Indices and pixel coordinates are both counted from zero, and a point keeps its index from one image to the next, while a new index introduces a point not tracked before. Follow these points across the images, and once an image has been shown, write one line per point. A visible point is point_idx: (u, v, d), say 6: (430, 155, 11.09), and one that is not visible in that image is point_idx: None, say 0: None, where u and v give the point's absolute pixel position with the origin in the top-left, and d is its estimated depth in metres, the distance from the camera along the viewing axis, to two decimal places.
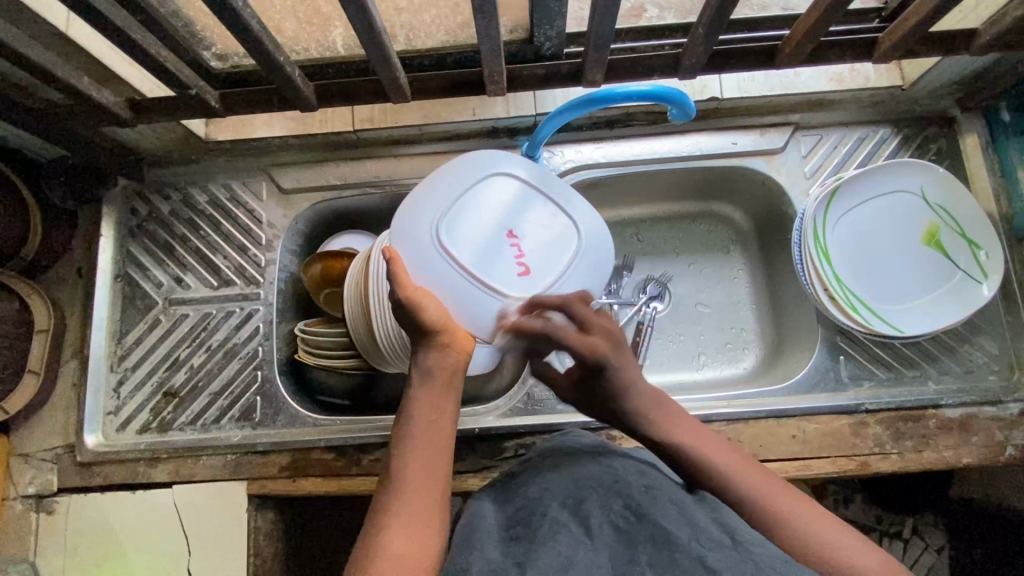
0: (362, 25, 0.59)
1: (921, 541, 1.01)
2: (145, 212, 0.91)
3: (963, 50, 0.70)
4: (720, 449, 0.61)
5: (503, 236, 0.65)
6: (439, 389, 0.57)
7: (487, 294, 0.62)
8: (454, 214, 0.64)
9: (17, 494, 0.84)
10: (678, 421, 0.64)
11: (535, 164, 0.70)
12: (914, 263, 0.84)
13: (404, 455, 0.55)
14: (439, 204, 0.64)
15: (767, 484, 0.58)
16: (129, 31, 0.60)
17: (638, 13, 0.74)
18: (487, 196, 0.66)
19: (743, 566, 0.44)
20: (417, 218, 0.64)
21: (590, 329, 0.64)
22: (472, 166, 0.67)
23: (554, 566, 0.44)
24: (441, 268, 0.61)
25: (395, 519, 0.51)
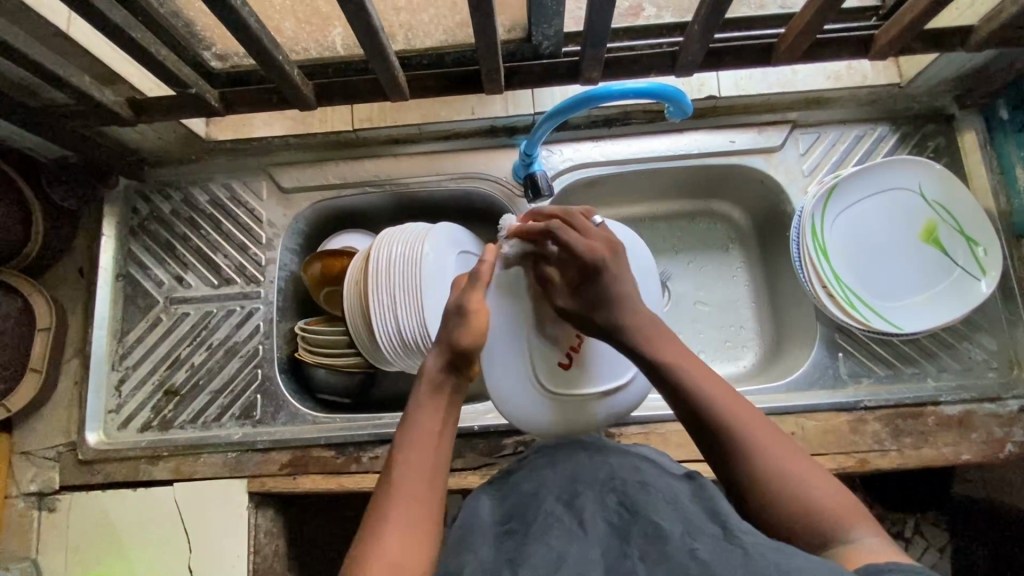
0: (361, 24, 0.59)
1: (923, 541, 1.02)
2: (146, 211, 0.92)
3: (960, 47, 0.70)
4: (700, 365, 0.60)
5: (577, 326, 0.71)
6: (445, 405, 0.59)
7: (521, 359, 0.69)
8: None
9: (20, 492, 0.84)
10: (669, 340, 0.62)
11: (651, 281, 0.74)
12: (914, 258, 0.85)
13: (404, 461, 0.55)
14: (530, 258, 0.70)
15: (745, 410, 0.56)
16: (129, 31, 0.60)
17: (636, 12, 0.73)
18: None
19: (731, 553, 0.43)
20: (536, 257, 0.70)
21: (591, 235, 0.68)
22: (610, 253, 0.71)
23: (544, 560, 0.44)
24: (512, 311, 0.69)
25: (393, 523, 0.50)
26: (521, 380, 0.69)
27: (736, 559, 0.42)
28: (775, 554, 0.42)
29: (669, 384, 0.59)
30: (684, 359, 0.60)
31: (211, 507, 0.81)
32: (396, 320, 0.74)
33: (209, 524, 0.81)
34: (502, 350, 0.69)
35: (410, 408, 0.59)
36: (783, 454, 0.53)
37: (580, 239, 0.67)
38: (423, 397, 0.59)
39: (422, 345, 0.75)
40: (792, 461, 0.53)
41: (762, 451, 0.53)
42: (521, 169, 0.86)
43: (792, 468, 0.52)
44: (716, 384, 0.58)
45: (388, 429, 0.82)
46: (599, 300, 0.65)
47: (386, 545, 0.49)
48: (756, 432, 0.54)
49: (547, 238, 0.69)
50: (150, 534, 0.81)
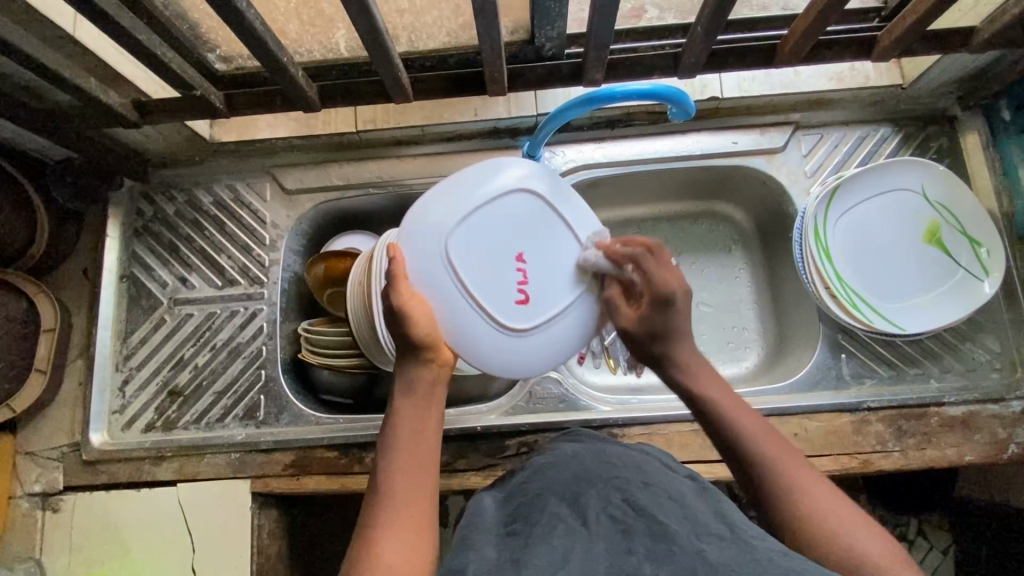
0: (365, 26, 0.59)
1: (926, 542, 1.04)
2: (150, 212, 0.92)
3: (962, 48, 0.70)
4: (751, 414, 0.59)
5: (510, 258, 0.63)
6: (425, 401, 0.58)
7: (490, 322, 0.62)
8: (483, 219, 0.62)
9: (24, 492, 0.85)
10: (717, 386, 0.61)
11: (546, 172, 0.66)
12: (916, 260, 0.85)
13: (391, 466, 0.54)
14: (476, 203, 0.62)
15: (794, 461, 0.55)
16: (135, 34, 0.60)
17: (638, 13, 0.74)
18: (517, 216, 0.64)
19: (739, 554, 0.43)
20: (432, 225, 0.61)
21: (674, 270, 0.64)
22: (487, 176, 0.63)
23: (549, 560, 0.45)
24: (443, 284, 0.60)
25: (385, 529, 0.50)
26: (497, 347, 0.63)
27: (743, 560, 0.42)
28: (784, 560, 0.42)
29: (720, 434, 0.58)
30: (735, 407, 0.59)
31: (216, 508, 0.81)
32: None
33: (213, 524, 0.81)
34: (460, 328, 0.62)
35: (391, 409, 0.58)
36: (831, 506, 0.51)
37: (660, 272, 0.63)
38: (401, 397, 0.58)
39: None
40: (846, 513, 0.51)
41: (814, 500, 0.52)
42: None
43: (834, 511, 0.51)
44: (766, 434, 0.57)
45: None
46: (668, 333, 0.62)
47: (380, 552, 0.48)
48: (808, 484, 0.52)
49: (628, 264, 0.64)
50: (154, 534, 0.81)
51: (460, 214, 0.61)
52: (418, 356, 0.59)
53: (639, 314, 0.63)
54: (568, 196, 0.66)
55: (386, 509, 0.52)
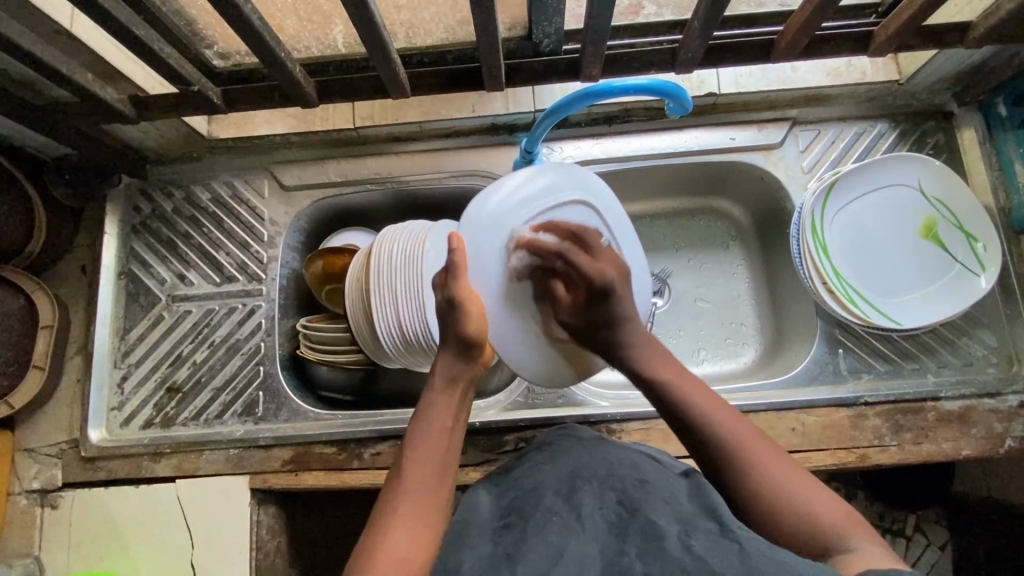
0: (362, 22, 0.59)
1: (923, 538, 1.03)
2: (149, 209, 0.92)
3: (958, 43, 0.70)
4: (702, 390, 0.60)
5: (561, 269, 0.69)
6: (457, 398, 0.60)
7: (530, 324, 0.68)
8: (539, 228, 0.67)
9: (23, 489, 0.85)
10: (667, 365, 0.64)
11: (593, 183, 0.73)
12: (913, 255, 0.85)
13: (411, 458, 0.56)
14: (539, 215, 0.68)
15: (741, 429, 0.56)
16: (132, 28, 0.60)
17: (636, 10, 0.74)
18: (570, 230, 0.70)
19: (728, 550, 0.43)
20: (497, 224, 0.65)
21: (595, 254, 0.69)
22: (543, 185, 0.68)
23: (543, 555, 0.45)
24: (500, 288, 0.65)
25: (395, 519, 0.51)
26: (533, 345, 0.69)
27: (733, 556, 0.42)
28: (772, 555, 0.42)
29: (674, 415, 0.60)
30: (684, 383, 0.61)
31: (214, 504, 0.81)
32: (397, 314, 0.75)
33: (211, 520, 0.81)
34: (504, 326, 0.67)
35: (422, 404, 0.60)
36: (789, 478, 0.52)
37: (592, 265, 0.67)
38: (432, 393, 0.60)
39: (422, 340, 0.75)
40: (787, 477, 0.52)
41: (754, 467, 0.54)
42: (522, 165, 0.86)
43: (792, 484, 0.52)
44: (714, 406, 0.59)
45: (389, 425, 0.82)
46: (611, 320, 0.66)
47: (388, 540, 0.49)
48: (750, 452, 0.54)
49: (559, 257, 0.67)
50: (152, 530, 0.81)
51: (519, 217, 0.66)
52: (463, 355, 0.61)
53: (572, 301, 0.68)
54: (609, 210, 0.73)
55: (401, 499, 0.53)
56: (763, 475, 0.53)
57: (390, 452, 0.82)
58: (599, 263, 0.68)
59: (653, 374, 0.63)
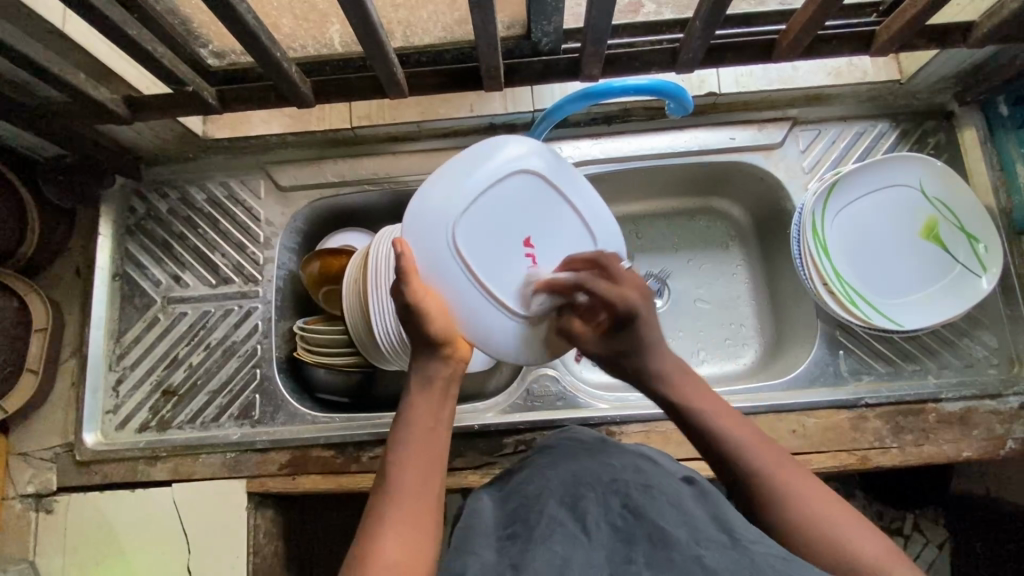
0: (359, 21, 0.58)
1: (921, 537, 1.02)
2: (143, 210, 0.91)
3: (961, 43, 0.70)
4: (739, 424, 0.59)
5: (520, 244, 0.64)
6: (439, 400, 0.60)
7: (499, 310, 0.63)
8: (488, 203, 0.63)
9: (17, 493, 0.84)
10: (704, 393, 0.63)
11: (550, 149, 0.66)
12: (914, 256, 0.84)
13: (396, 458, 0.55)
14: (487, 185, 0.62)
15: (784, 464, 0.55)
16: (125, 28, 0.59)
17: (636, 8, 0.72)
18: (524, 200, 0.64)
19: (738, 561, 0.43)
20: (438, 210, 0.61)
21: (620, 283, 0.65)
22: (485, 157, 0.63)
23: (549, 565, 0.44)
24: (455, 274, 0.61)
25: (384, 519, 0.51)
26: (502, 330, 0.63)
27: (743, 567, 0.42)
28: (783, 569, 0.42)
29: (716, 450, 0.58)
30: (732, 421, 0.59)
31: (210, 508, 0.81)
32: (396, 317, 0.74)
33: (208, 524, 0.81)
34: (468, 318, 0.62)
35: (405, 405, 0.60)
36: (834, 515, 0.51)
37: (614, 291, 0.63)
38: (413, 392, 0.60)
39: None
40: (843, 520, 0.50)
41: (810, 509, 0.51)
42: None
43: (837, 522, 0.50)
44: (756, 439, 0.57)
45: (388, 428, 0.82)
46: (636, 343, 0.65)
47: (377, 540, 0.49)
48: (796, 484, 0.53)
49: (578, 291, 0.64)
50: (149, 534, 0.81)
51: (466, 198, 0.61)
52: (435, 354, 0.60)
53: (596, 331, 0.66)
54: (566, 170, 0.67)
55: (389, 499, 0.53)
56: (808, 505, 0.51)
57: None
58: (624, 289, 0.65)
59: (695, 407, 0.61)
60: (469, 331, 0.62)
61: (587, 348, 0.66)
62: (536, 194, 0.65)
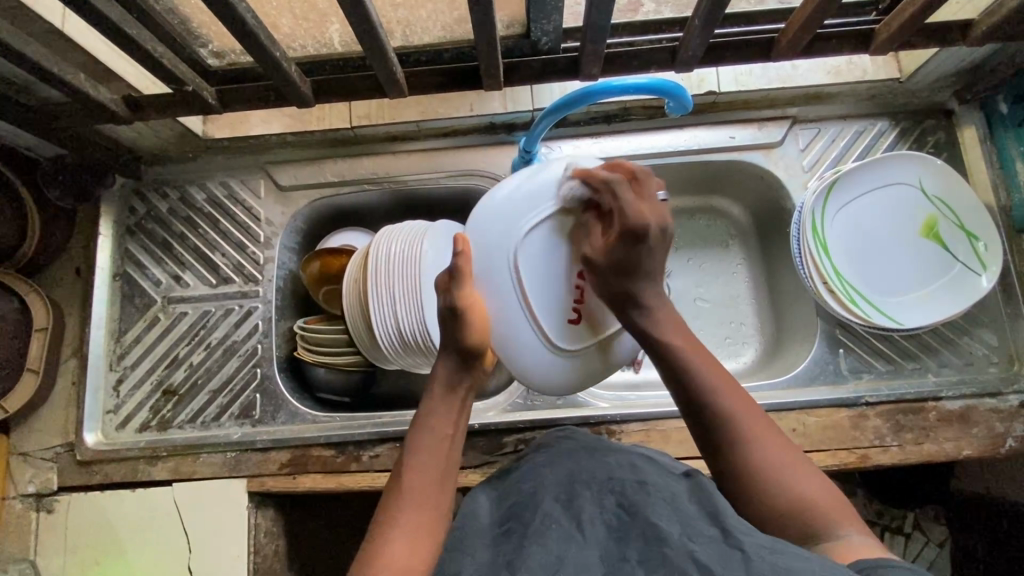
0: (359, 21, 0.58)
1: (922, 536, 1.02)
2: (143, 210, 0.91)
3: (960, 41, 0.70)
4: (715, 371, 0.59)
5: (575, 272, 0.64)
6: (457, 405, 0.62)
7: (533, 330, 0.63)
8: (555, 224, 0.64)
9: (18, 493, 0.84)
10: (686, 336, 0.62)
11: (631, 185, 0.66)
12: (914, 254, 0.84)
13: (414, 459, 0.58)
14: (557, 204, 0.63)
15: (754, 414, 0.57)
16: (124, 27, 0.59)
17: (635, 7, 0.72)
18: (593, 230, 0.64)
19: (730, 555, 0.43)
20: (505, 216, 0.63)
21: (645, 202, 0.62)
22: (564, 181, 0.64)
23: (542, 564, 0.44)
24: (501, 284, 0.62)
25: (396, 517, 0.53)
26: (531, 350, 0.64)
27: (734, 561, 0.42)
28: (773, 559, 0.42)
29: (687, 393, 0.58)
30: (706, 366, 0.59)
31: (210, 508, 0.81)
32: (395, 318, 0.75)
33: (209, 523, 0.81)
34: (503, 328, 0.63)
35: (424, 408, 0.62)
36: (791, 469, 0.53)
37: (637, 202, 0.61)
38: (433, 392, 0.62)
39: (420, 341, 0.76)
40: (798, 474, 0.53)
41: (770, 463, 0.54)
42: (520, 165, 0.86)
43: (793, 477, 0.53)
44: (730, 388, 0.58)
45: (388, 427, 0.82)
46: (634, 269, 0.61)
47: (389, 537, 0.51)
48: (763, 438, 0.55)
49: (603, 189, 0.61)
50: (150, 533, 0.81)
51: (533, 210, 0.63)
52: (465, 363, 0.62)
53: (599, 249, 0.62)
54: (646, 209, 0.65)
55: (403, 496, 0.55)
56: (769, 456, 0.54)
57: (388, 454, 0.81)
58: (644, 210, 0.61)
59: (674, 348, 0.60)
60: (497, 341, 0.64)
61: (591, 254, 0.62)
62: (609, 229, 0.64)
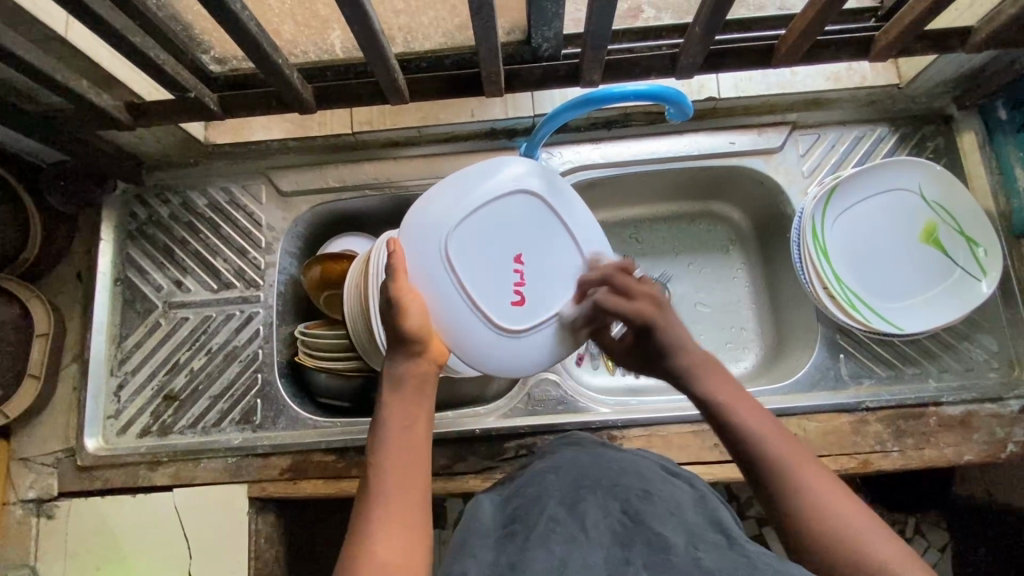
0: (361, 28, 0.59)
1: (923, 540, 1.03)
2: (145, 215, 0.91)
3: (958, 48, 0.70)
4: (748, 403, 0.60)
5: (511, 260, 0.66)
6: (412, 396, 0.58)
7: (481, 321, 0.64)
8: (482, 217, 0.65)
9: (18, 499, 0.84)
10: (726, 384, 0.62)
11: (550, 171, 0.70)
12: (915, 260, 0.85)
13: (378, 462, 0.55)
14: (490, 194, 0.65)
15: (793, 447, 0.56)
16: (127, 34, 0.60)
17: (636, 13, 0.73)
18: (530, 217, 0.67)
19: (735, 563, 0.43)
20: (438, 211, 0.64)
21: (633, 295, 0.67)
22: (480, 175, 0.66)
23: (547, 566, 0.44)
24: (444, 282, 0.62)
25: (376, 524, 0.51)
26: (488, 342, 0.64)
27: (740, 569, 0.42)
28: (781, 569, 0.42)
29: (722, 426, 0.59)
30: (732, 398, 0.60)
31: (211, 513, 0.81)
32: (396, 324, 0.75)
33: (210, 529, 0.81)
34: (450, 325, 0.63)
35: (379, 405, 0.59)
36: (831, 493, 0.52)
37: (626, 292, 0.67)
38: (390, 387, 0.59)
39: None
40: (843, 505, 0.51)
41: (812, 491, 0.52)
42: None
43: (839, 511, 0.50)
44: (776, 433, 0.57)
45: None
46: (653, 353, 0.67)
47: (373, 545, 0.49)
48: (812, 479, 0.53)
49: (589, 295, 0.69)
50: (150, 538, 0.81)
51: (459, 210, 0.64)
52: (405, 351, 0.59)
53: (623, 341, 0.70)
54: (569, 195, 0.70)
55: (376, 502, 0.52)
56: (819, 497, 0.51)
57: None
58: (638, 303, 0.67)
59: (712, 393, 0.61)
60: (447, 342, 0.63)
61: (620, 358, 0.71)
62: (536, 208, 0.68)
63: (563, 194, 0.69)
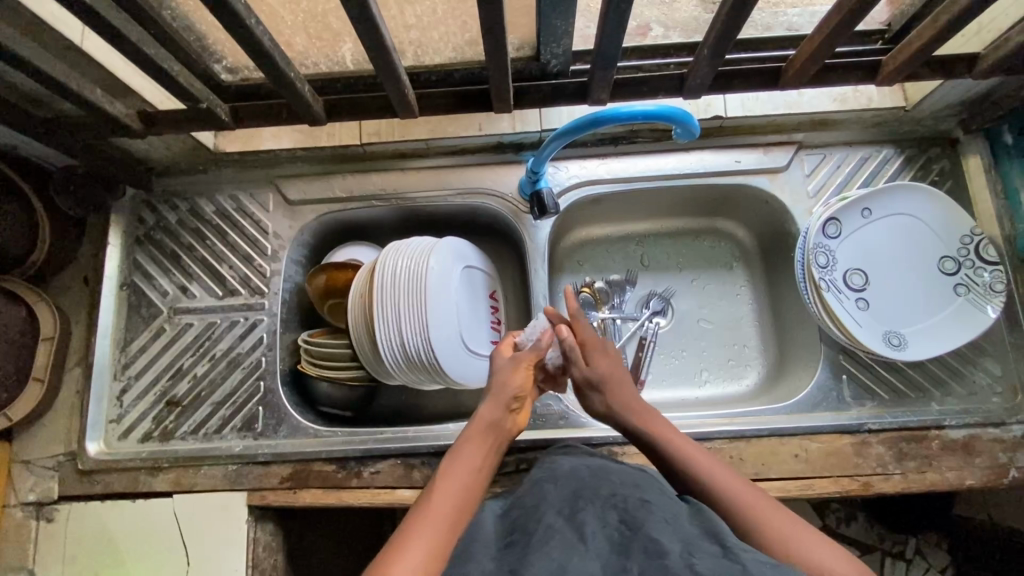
0: (374, 46, 0.59)
1: (924, 562, 1.02)
2: (152, 220, 0.92)
3: (966, 73, 0.71)
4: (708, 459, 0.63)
5: (892, 254, 0.86)
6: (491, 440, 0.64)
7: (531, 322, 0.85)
8: (877, 261, 0.85)
9: (18, 502, 0.84)
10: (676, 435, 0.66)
11: (896, 225, 0.85)
12: (920, 288, 0.84)
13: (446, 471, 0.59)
14: (922, 277, 0.85)
15: (753, 493, 0.59)
16: (143, 48, 0.60)
17: (644, 31, 0.75)
18: (935, 246, 0.84)
19: (729, 569, 0.43)
20: None
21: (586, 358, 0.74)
22: (936, 278, 0.84)
23: (544, 571, 0.44)
24: (834, 295, 0.82)
25: (414, 537, 0.50)
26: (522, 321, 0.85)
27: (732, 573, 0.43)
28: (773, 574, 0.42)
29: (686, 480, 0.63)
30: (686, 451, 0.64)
31: (211, 522, 0.81)
32: (400, 333, 0.78)
33: (209, 535, 0.80)
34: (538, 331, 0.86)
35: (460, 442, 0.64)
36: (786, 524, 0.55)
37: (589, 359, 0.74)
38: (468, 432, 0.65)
39: (422, 358, 0.78)
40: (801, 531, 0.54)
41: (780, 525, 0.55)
42: (528, 185, 0.87)
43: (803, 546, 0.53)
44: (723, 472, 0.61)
45: (390, 444, 0.82)
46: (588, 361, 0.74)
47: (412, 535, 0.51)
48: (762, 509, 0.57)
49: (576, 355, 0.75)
50: (149, 541, 0.81)
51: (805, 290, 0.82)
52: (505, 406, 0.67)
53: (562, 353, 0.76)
54: (935, 215, 0.84)
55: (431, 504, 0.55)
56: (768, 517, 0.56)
57: (390, 471, 0.81)
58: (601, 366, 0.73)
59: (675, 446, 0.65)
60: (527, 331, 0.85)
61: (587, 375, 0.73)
62: (924, 245, 0.85)
63: (951, 233, 0.84)
